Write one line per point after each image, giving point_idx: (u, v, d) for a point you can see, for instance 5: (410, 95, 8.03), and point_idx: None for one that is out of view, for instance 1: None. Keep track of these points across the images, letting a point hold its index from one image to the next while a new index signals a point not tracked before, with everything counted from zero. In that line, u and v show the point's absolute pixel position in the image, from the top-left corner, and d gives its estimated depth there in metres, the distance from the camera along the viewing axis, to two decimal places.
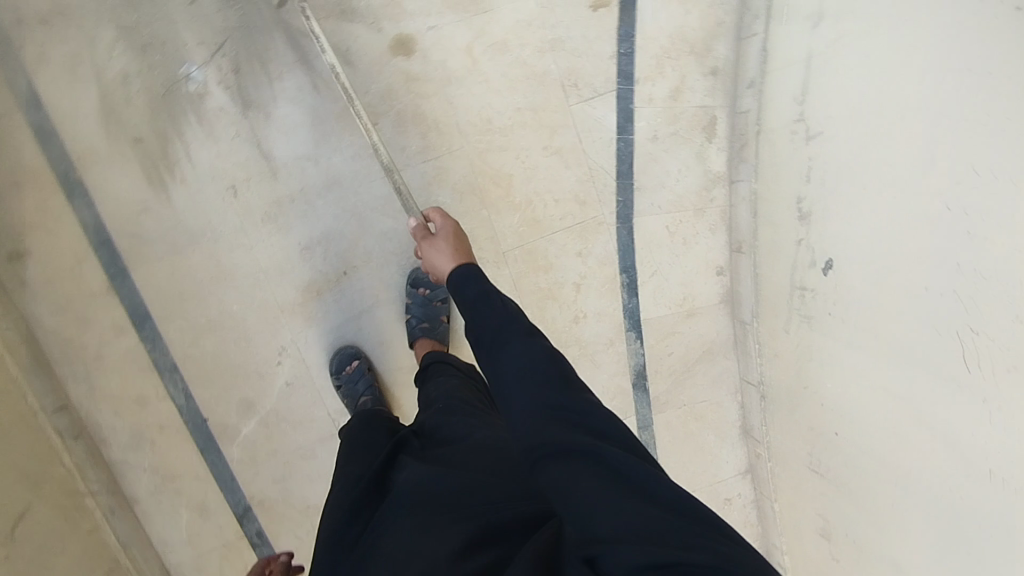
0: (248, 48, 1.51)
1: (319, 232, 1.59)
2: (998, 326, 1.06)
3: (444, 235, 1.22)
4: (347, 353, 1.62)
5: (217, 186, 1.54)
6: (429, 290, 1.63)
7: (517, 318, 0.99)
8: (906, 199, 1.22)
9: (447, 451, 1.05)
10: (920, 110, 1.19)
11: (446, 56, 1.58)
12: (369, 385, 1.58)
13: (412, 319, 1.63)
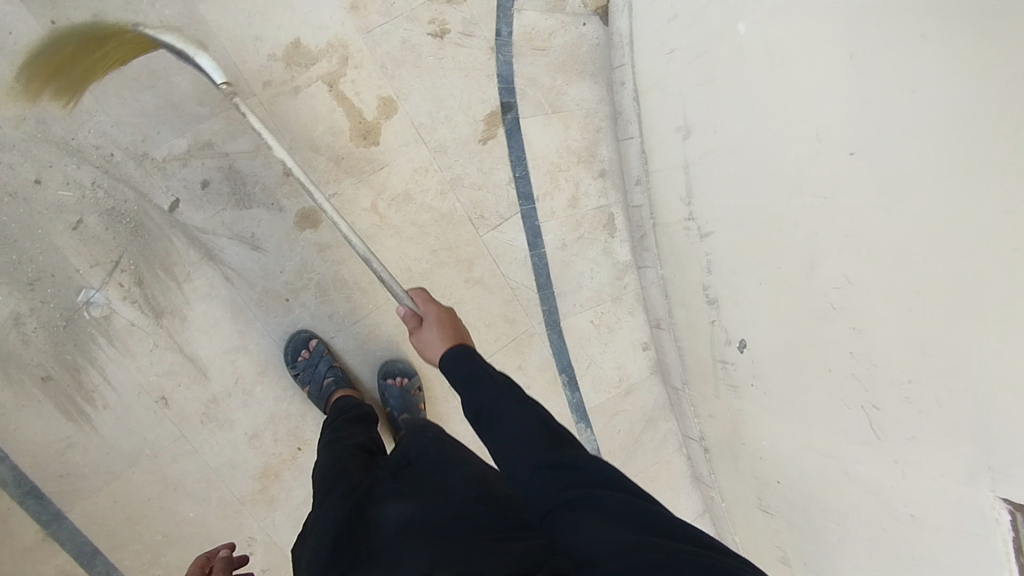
0: (148, 258, 1.44)
1: (265, 416, 1.56)
2: (893, 408, 1.24)
3: (439, 318, 1.17)
4: (302, 337, 1.55)
5: (145, 402, 1.46)
6: (405, 376, 1.61)
7: (512, 393, 1.01)
8: (801, 286, 1.36)
9: (432, 478, 0.96)
10: (795, 192, 1.32)
11: (353, 217, 1.59)
12: (332, 365, 1.53)
13: (394, 413, 1.58)
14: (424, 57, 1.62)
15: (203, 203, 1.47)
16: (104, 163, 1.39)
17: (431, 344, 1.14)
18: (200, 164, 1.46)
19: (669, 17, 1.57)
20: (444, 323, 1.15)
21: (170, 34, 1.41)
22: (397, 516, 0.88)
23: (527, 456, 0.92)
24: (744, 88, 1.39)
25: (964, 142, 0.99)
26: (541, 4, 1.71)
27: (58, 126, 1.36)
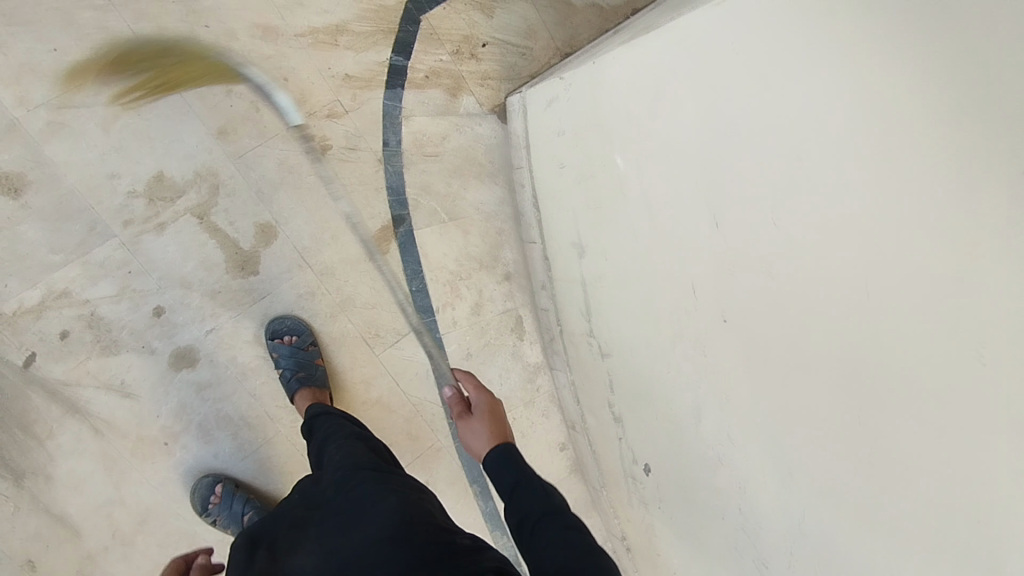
0: (3, 418, 1.36)
1: (147, 568, 1.47)
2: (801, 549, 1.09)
3: (487, 412, 1.07)
4: (207, 483, 1.46)
5: (9, 568, 1.37)
6: (295, 335, 1.51)
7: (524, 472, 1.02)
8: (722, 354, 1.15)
9: (348, 522, 0.93)
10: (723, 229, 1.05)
11: (234, 352, 1.50)
12: (246, 506, 1.45)
13: (286, 372, 1.49)
14: (304, 176, 1.53)
15: (63, 354, 1.38)
16: None
17: (475, 443, 1.05)
18: (57, 314, 1.36)
19: (558, 132, 1.49)
20: (494, 420, 1.07)
21: (11, 181, 1.32)
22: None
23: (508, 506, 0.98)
24: (706, 107, 1.03)
25: (968, 201, 0.68)
26: (431, 110, 1.62)
27: None
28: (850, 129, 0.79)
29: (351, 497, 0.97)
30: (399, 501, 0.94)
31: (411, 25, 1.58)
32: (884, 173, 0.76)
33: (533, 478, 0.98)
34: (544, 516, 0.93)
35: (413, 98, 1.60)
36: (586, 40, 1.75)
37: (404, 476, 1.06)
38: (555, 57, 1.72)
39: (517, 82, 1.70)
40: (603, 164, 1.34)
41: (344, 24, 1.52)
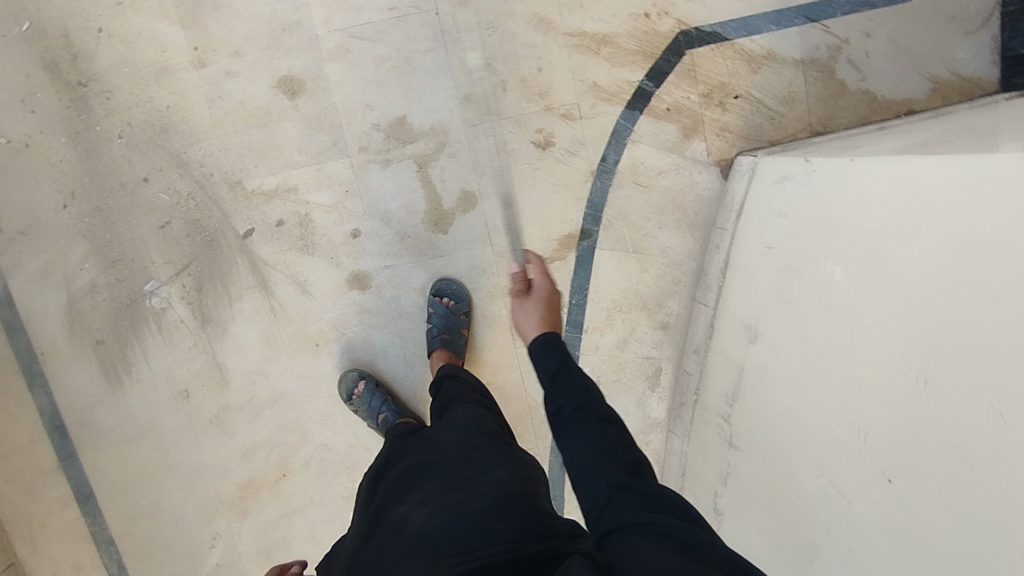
0: (211, 270, 1.58)
1: (263, 438, 1.67)
2: None
3: (540, 300, 1.22)
4: (353, 376, 1.61)
5: (170, 390, 1.62)
6: (452, 301, 1.61)
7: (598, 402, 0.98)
8: (830, 466, 1.14)
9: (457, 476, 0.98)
10: (877, 341, 1.06)
11: (399, 292, 1.64)
12: (383, 401, 1.57)
13: (433, 329, 1.60)
14: (519, 162, 1.60)
15: (274, 238, 1.58)
16: (202, 180, 1.54)
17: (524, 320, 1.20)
18: (282, 204, 1.57)
19: (780, 215, 1.41)
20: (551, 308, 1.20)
21: (292, 84, 1.52)
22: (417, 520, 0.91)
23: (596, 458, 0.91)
24: (887, 218, 1.08)
25: None
26: (659, 142, 1.62)
27: (174, 139, 1.51)
28: (1002, 258, 0.83)
29: (464, 464, 1.01)
30: (507, 474, 0.97)
31: (673, 56, 1.58)
32: (1005, 270, 0.82)
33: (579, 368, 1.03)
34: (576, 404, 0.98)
35: (647, 126, 1.61)
36: (843, 125, 1.63)
37: (519, 451, 1.10)
38: (803, 132, 1.63)
39: (755, 144, 1.63)
40: (812, 261, 1.27)
41: (612, 37, 1.56)
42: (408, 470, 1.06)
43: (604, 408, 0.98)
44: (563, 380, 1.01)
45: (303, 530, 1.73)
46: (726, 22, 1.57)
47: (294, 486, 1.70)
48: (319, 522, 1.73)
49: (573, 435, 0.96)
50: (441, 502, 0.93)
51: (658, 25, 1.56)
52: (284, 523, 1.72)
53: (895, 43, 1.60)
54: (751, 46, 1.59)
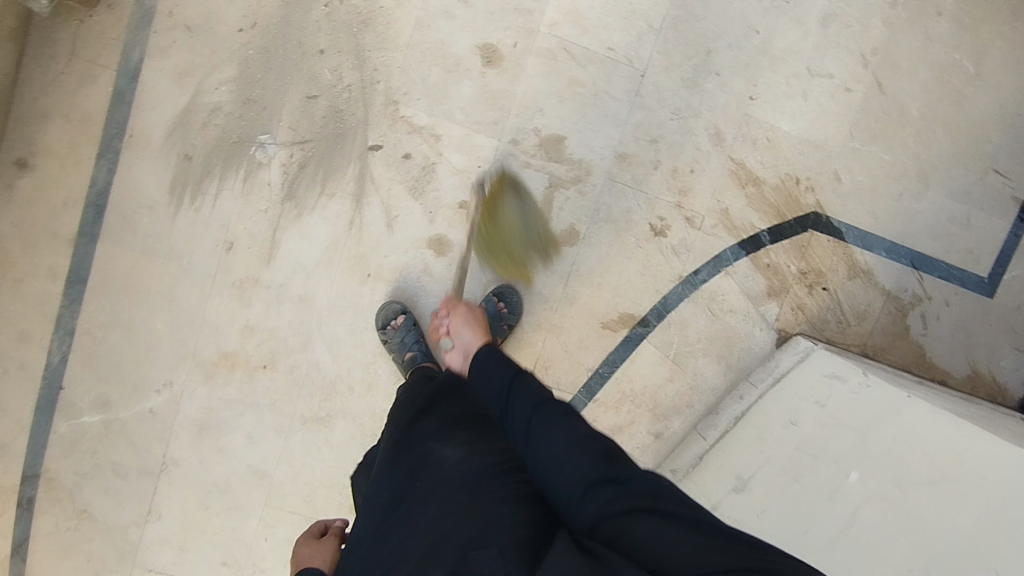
0: (324, 159, 1.59)
1: (269, 325, 1.65)
2: None
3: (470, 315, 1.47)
4: (394, 307, 1.63)
5: (218, 235, 1.61)
6: (506, 308, 1.66)
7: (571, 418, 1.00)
8: None
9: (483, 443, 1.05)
10: (871, 550, 1.20)
11: (466, 274, 1.68)
12: (417, 338, 1.60)
13: None
14: (629, 232, 1.70)
15: (394, 165, 1.61)
16: (367, 81, 1.57)
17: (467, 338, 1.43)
18: (418, 141, 1.61)
19: (817, 404, 1.53)
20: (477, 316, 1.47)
21: (492, 54, 1.59)
22: (446, 474, 1.00)
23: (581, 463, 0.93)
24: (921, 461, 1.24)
25: None
26: (745, 286, 1.75)
27: (368, 34, 1.56)
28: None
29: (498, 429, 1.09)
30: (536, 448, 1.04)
31: (798, 226, 1.72)
32: None
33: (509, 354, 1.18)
34: (566, 436, 0.97)
35: (745, 266, 1.74)
36: (890, 361, 1.78)
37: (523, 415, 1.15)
38: (855, 347, 1.78)
39: (815, 333, 1.77)
40: (832, 452, 1.41)
41: (761, 182, 1.70)
42: (443, 410, 1.15)
43: (581, 425, 0.99)
44: (558, 432, 0.98)
45: (247, 425, 1.70)
46: (850, 227, 1.73)
47: (266, 383, 1.69)
48: (266, 425, 1.70)
49: (571, 463, 0.94)
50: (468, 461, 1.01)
51: (802, 196, 1.71)
52: (236, 409, 1.69)
53: (962, 322, 1.79)
54: (858, 257, 1.74)
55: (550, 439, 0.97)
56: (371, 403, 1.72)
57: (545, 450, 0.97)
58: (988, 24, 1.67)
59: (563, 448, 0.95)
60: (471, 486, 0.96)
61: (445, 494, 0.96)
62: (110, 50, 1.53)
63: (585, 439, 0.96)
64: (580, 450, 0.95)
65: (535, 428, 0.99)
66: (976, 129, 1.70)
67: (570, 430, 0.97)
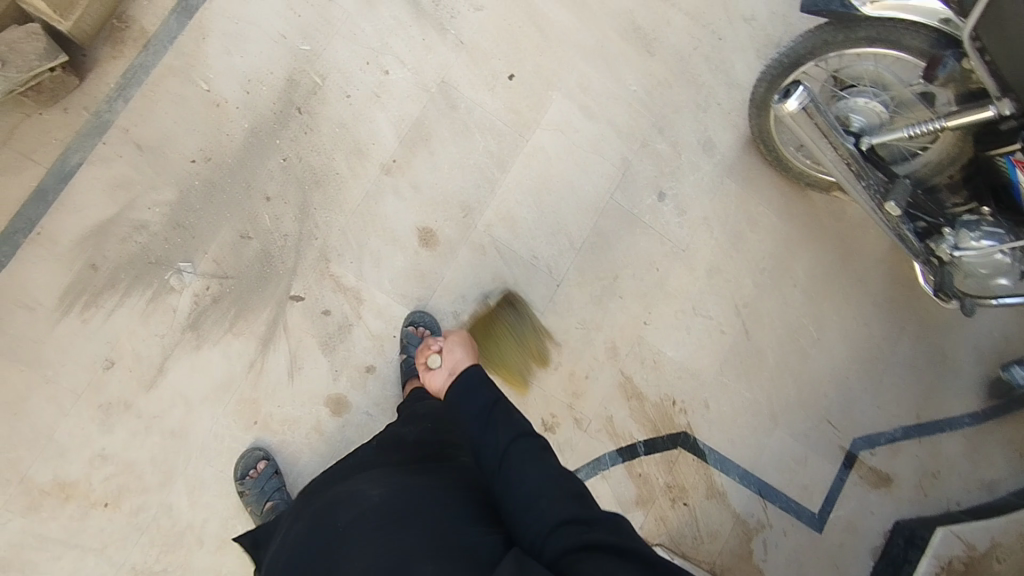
0: (241, 297, 1.57)
1: (125, 458, 1.50)
2: None
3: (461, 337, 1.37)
4: (253, 456, 1.53)
5: (99, 353, 1.50)
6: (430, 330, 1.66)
7: (553, 476, 0.98)
8: None
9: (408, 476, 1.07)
10: None
11: (357, 438, 1.62)
12: (278, 487, 1.50)
13: None
14: None
15: (312, 317, 1.61)
16: (306, 235, 1.62)
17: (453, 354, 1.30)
18: (341, 300, 1.64)
19: None
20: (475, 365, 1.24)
21: (430, 237, 1.71)
22: (372, 495, 1.01)
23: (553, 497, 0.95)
24: None
25: None
26: (618, 490, 1.86)
27: (317, 194, 1.64)
28: None
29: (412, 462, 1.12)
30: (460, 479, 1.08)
31: (669, 442, 1.90)
32: None
33: (537, 441, 1.05)
34: (541, 478, 0.98)
35: (620, 472, 1.86)
36: None
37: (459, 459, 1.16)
38: (706, 565, 1.91)
39: (673, 546, 1.88)
40: None
41: (643, 397, 1.88)
42: (369, 464, 1.16)
43: (568, 483, 0.98)
44: (535, 466, 1.00)
45: (60, 571, 1.47)
46: (712, 450, 1.93)
47: (99, 524, 1.49)
48: (84, 575, 1.47)
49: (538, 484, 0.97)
50: (389, 491, 1.02)
51: (675, 416, 1.90)
52: (53, 549, 1.47)
53: (796, 554, 1.98)
54: (716, 479, 1.93)
55: (516, 470, 1.00)
56: (214, 566, 1.53)
57: (517, 463, 1.01)
58: (832, 303, 2.03)
59: (541, 490, 0.96)
60: (399, 509, 0.98)
61: (368, 524, 0.96)
62: (48, 150, 1.51)
63: (561, 480, 0.98)
64: (546, 483, 0.97)
65: (517, 457, 1.01)
66: (816, 384, 2.02)
67: (550, 471, 0.99)
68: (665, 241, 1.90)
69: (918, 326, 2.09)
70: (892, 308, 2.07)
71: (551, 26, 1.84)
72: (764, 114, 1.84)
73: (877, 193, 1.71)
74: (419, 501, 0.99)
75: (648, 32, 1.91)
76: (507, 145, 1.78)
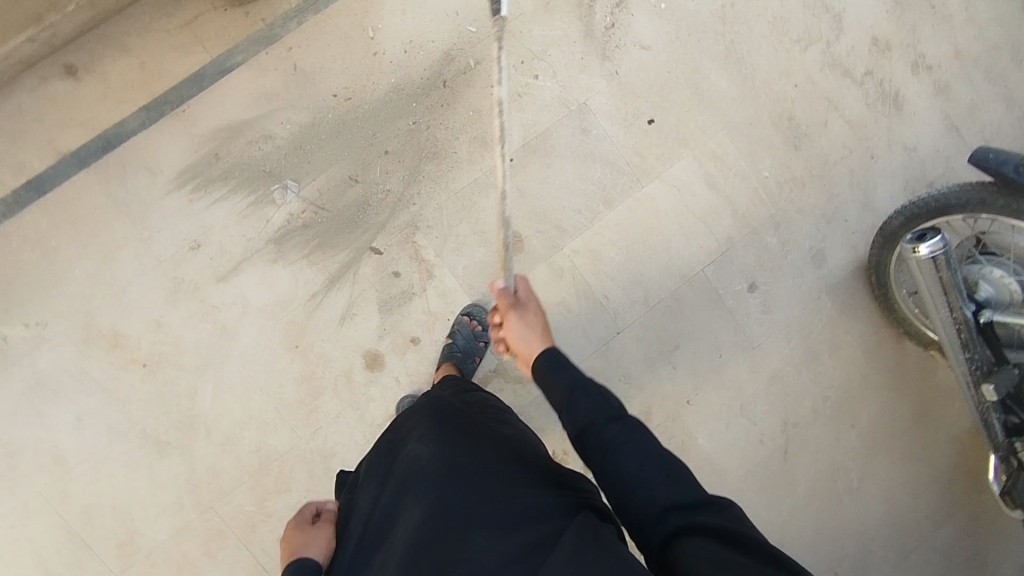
0: (328, 232, 1.65)
1: (177, 332, 1.61)
2: None
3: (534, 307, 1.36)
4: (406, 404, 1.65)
5: (190, 232, 1.61)
6: (481, 327, 1.67)
7: (641, 438, 1.01)
8: None
9: (461, 440, 1.06)
10: None
11: (378, 398, 1.68)
12: None
13: None
14: None
15: (382, 274, 1.68)
16: (406, 197, 1.68)
17: (524, 331, 1.28)
18: (413, 268, 1.69)
19: None
20: (545, 327, 1.29)
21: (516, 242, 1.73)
22: (428, 465, 1.02)
23: (645, 479, 0.96)
24: None
25: None
26: None
27: (430, 165, 1.69)
28: None
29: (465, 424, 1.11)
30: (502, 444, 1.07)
31: None
32: None
33: (625, 420, 1.04)
34: (633, 452, 0.99)
35: None
36: None
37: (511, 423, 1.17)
38: None
39: None
40: None
41: None
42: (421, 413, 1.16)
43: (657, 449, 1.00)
44: (625, 441, 1.00)
45: (88, 405, 1.60)
46: None
47: (134, 379, 1.61)
48: (105, 417, 1.60)
49: (630, 466, 0.97)
50: (441, 462, 1.02)
51: None
52: (89, 384, 1.60)
53: None
54: None
55: (605, 463, 1.00)
56: (213, 456, 1.64)
57: (602, 453, 1.01)
58: (885, 459, 1.91)
59: (635, 464, 0.97)
60: (447, 485, 0.98)
61: (420, 497, 0.99)
62: (217, 42, 1.63)
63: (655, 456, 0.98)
64: (640, 465, 0.97)
65: (608, 438, 1.02)
66: (839, 535, 1.89)
67: (639, 444, 1.00)
68: (738, 332, 1.85)
69: (968, 521, 1.93)
70: (947, 490, 1.92)
71: (710, 88, 1.82)
72: (888, 250, 1.77)
73: (977, 370, 1.59)
74: (473, 478, 0.99)
75: (803, 128, 1.88)
76: (622, 184, 1.78)
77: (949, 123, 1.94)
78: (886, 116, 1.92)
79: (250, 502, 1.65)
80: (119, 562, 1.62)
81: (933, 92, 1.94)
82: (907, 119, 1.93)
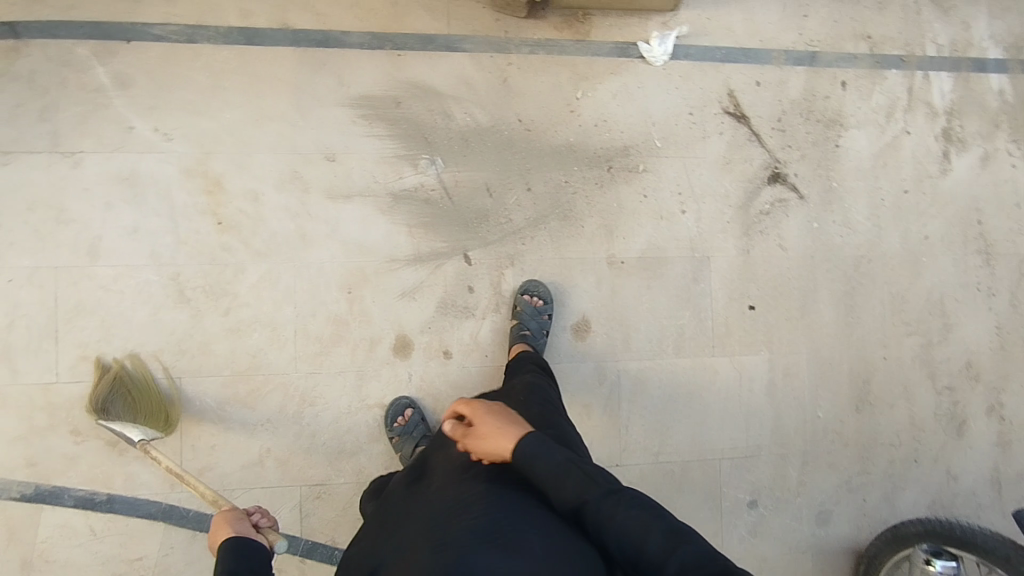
0: (441, 218, 1.71)
1: (264, 214, 1.64)
2: None
3: (477, 411, 1.14)
4: (401, 403, 1.64)
5: (334, 145, 1.68)
6: (542, 303, 1.71)
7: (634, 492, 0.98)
8: None
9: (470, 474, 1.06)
10: None
11: (383, 380, 1.66)
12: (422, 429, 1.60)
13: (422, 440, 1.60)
14: None
15: (459, 281, 1.71)
16: (520, 235, 1.75)
17: (483, 444, 1.07)
18: (486, 295, 1.72)
19: None
20: (501, 413, 1.13)
21: (583, 329, 1.77)
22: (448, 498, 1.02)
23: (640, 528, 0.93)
24: None
25: None
26: None
27: (556, 222, 1.77)
28: None
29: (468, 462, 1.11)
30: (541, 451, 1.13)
31: None
32: None
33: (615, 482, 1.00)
34: (623, 504, 0.96)
35: None
36: None
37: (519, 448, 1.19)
38: None
39: None
40: None
41: None
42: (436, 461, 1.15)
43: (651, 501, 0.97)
44: (621, 497, 0.97)
45: (147, 225, 1.59)
46: None
47: (200, 229, 1.61)
48: (154, 244, 1.59)
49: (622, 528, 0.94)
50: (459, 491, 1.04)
51: None
52: (162, 209, 1.60)
53: None
54: None
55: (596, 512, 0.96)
56: (214, 338, 1.60)
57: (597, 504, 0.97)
58: None
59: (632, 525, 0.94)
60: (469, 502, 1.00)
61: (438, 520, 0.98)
62: (462, 26, 1.76)
63: (651, 513, 0.94)
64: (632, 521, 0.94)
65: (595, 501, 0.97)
66: None
67: (631, 503, 0.96)
68: (717, 535, 1.81)
69: None
70: None
71: (814, 312, 1.91)
72: (891, 548, 1.73)
73: None
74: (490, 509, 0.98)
75: (871, 396, 1.94)
76: (698, 342, 1.83)
77: (993, 474, 1.98)
78: (944, 433, 1.97)
79: (217, 400, 1.60)
80: (69, 372, 1.55)
81: (995, 440, 1.99)
82: (959, 446, 1.97)
